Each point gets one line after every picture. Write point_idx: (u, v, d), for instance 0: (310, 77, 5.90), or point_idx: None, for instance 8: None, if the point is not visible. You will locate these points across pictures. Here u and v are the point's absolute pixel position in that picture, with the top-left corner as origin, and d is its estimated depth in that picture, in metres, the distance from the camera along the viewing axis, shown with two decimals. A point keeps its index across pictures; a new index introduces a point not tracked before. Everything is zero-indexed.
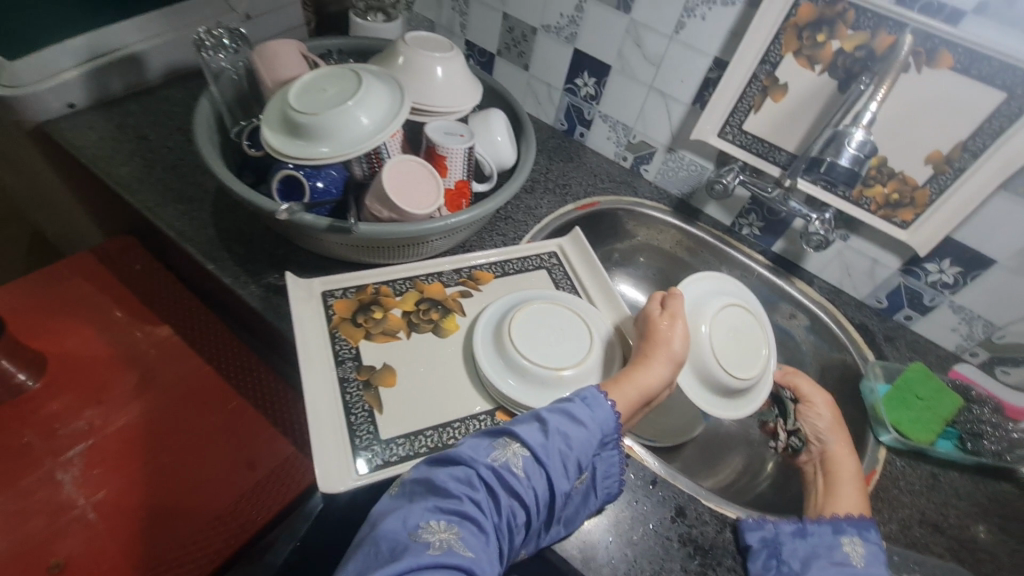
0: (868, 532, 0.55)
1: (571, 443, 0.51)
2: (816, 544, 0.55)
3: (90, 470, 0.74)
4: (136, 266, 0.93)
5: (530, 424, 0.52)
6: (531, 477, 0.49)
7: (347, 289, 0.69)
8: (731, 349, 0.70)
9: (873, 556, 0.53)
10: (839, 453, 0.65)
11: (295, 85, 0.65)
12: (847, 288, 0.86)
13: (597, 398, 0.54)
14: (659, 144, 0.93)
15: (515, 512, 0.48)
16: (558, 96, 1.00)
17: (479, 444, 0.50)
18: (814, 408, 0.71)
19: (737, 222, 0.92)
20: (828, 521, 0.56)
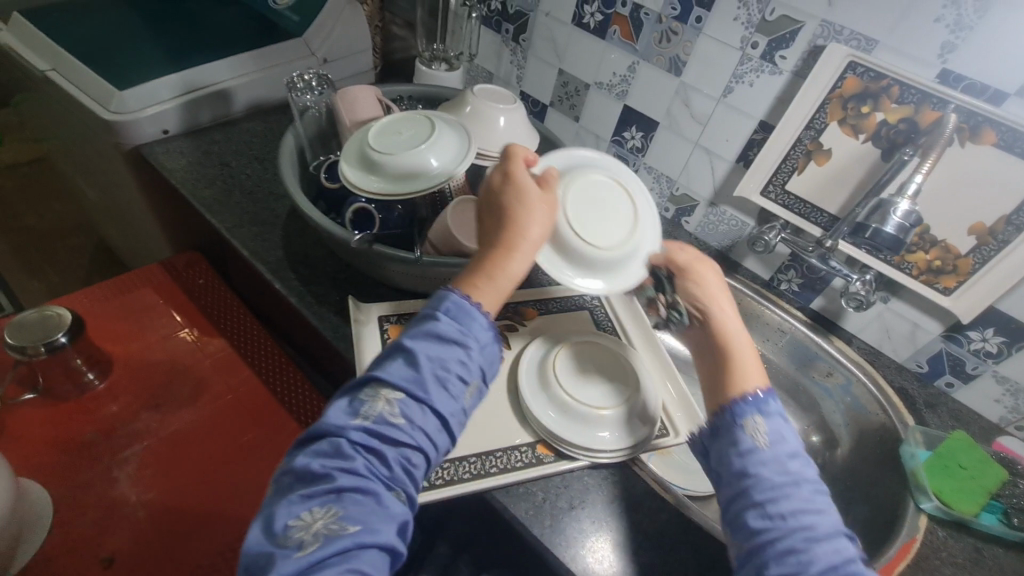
0: (768, 407, 0.53)
1: (445, 366, 0.50)
2: (723, 436, 0.53)
3: (142, 470, 0.78)
4: (201, 281, 0.99)
5: (395, 364, 0.50)
6: (410, 415, 0.48)
7: (401, 315, 0.73)
8: (589, 216, 0.63)
9: (777, 428, 0.52)
10: (719, 324, 0.58)
11: (373, 128, 0.71)
12: (887, 351, 0.87)
13: (461, 307, 0.52)
14: (702, 198, 0.96)
15: (407, 456, 0.48)
16: (605, 146, 1.05)
17: (346, 408, 0.49)
18: (694, 274, 0.61)
19: (776, 277, 0.94)
20: (726, 408, 0.54)
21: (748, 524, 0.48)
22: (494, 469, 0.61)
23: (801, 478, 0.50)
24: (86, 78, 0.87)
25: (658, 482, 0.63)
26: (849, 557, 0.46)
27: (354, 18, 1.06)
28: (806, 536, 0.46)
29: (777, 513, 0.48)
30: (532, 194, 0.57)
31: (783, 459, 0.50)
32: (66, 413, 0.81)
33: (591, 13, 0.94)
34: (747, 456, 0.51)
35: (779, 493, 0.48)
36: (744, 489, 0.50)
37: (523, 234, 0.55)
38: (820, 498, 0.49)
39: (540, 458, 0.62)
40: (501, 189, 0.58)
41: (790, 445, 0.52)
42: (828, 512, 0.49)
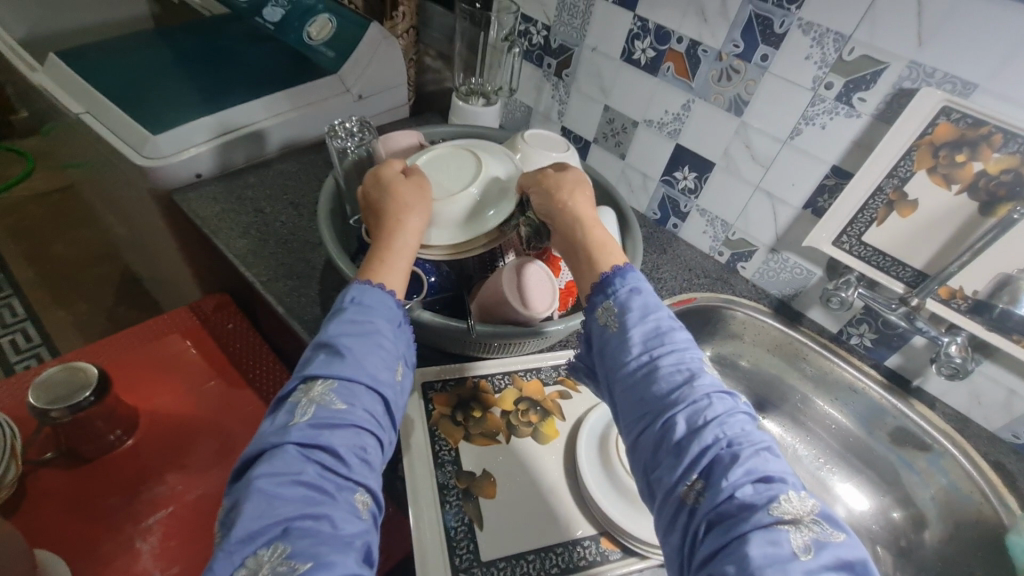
0: (612, 286, 0.54)
1: (369, 343, 0.49)
2: (590, 335, 0.55)
3: (166, 540, 0.73)
4: (229, 326, 0.95)
5: (318, 357, 0.48)
6: (349, 398, 0.45)
7: (446, 381, 0.67)
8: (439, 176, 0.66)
9: (626, 305, 0.53)
10: (566, 215, 0.60)
11: None
12: (976, 417, 0.78)
13: (367, 288, 0.52)
14: (761, 244, 0.89)
15: (357, 445, 0.44)
16: (653, 186, 0.99)
17: (278, 419, 0.45)
18: (541, 183, 0.63)
19: (845, 331, 0.86)
20: (586, 306, 0.56)
21: (623, 422, 0.49)
22: (555, 569, 0.54)
23: (658, 345, 0.50)
24: (120, 123, 0.84)
25: None
26: (719, 419, 0.45)
27: (389, 52, 1.02)
28: (670, 417, 0.46)
29: (638, 399, 0.48)
30: (395, 180, 0.60)
31: (636, 339, 0.51)
32: (89, 475, 0.77)
33: (642, 49, 0.88)
34: (608, 346, 0.52)
35: (640, 378, 0.49)
36: (615, 376, 0.50)
37: (403, 214, 0.57)
38: (683, 366, 0.48)
39: (606, 554, 0.56)
40: (371, 186, 0.61)
41: (648, 323, 0.51)
42: (695, 377, 0.48)
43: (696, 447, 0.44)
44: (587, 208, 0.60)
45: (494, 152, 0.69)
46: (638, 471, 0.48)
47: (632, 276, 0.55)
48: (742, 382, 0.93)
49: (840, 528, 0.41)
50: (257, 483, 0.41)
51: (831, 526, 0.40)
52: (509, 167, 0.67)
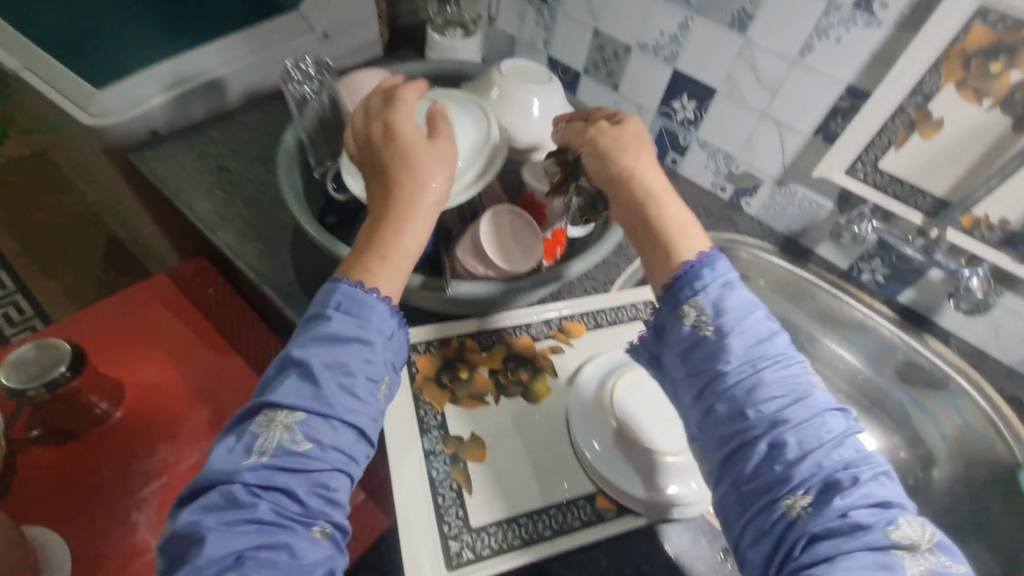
0: (703, 280, 0.50)
1: (348, 365, 0.47)
2: (667, 331, 0.51)
3: (163, 511, 0.73)
4: (210, 291, 0.91)
5: (287, 382, 0.46)
6: (315, 435, 0.44)
7: (430, 343, 0.63)
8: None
9: (722, 306, 0.48)
10: (632, 185, 0.54)
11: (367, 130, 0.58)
12: (993, 352, 0.74)
13: (354, 299, 0.49)
14: (767, 177, 0.83)
15: (321, 481, 0.44)
16: (649, 119, 0.91)
17: (235, 449, 0.44)
18: (603, 137, 0.56)
19: (856, 267, 0.81)
20: (664, 298, 0.52)
21: (710, 428, 0.47)
22: (549, 531, 0.52)
23: (758, 356, 0.47)
24: (60, 77, 0.77)
25: None
26: (835, 440, 0.44)
27: None
28: (779, 433, 0.44)
29: (738, 408, 0.45)
30: (417, 152, 0.52)
31: (734, 345, 0.47)
32: (79, 451, 0.76)
33: None
34: (695, 348, 0.48)
35: (739, 386, 0.46)
36: (708, 382, 0.47)
37: (413, 205, 0.51)
38: (790, 380, 0.46)
39: (601, 514, 0.54)
40: (387, 149, 0.52)
41: (750, 331, 0.48)
42: (806, 395, 0.46)
43: (807, 468, 0.42)
44: (656, 178, 0.55)
45: (470, 103, 0.62)
46: (723, 478, 0.45)
47: (728, 274, 0.50)
48: None
49: (954, 556, 0.40)
50: (209, 519, 0.41)
51: (948, 555, 0.40)
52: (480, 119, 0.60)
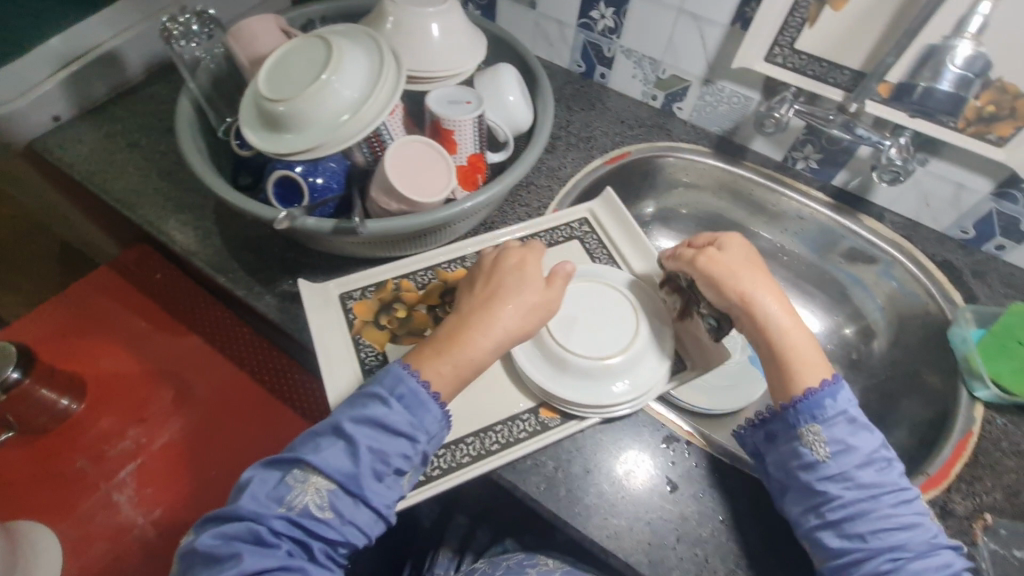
0: (825, 411, 0.51)
1: (390, 459, 0.49)
2: (781, 446, 0.52)
3: (143, 488, 0.76)
4: (156, 275, 0.89)
5: (332, 450, 0.49)
6: (339, 507, 0.48)
7: (366, 289, 0.64)
8: (291, 73, 0.55)
9: (841, 437, 0.50)
10: (756, 315, 0.56)
11: (258, 89, 0.55)
12: (926, 221, 0.76)
13: (415, 396, 0.51)
14: (693, 77, 0.81)
15: (335, 545, 0.48)
16: (572, 34, 0.87)
17: (265, 492, 0.48)
18: (716, 261, 0.58)
19: (790, 157, 0.81)
20: (781, 418, 0.53)
21: (825, 539, 0.48)
22: (496, 445, 0.54)
23: (878, 489, 0.49)
24: None
25: (683, 427, 0.57)
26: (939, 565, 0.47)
27: None
28: (896, 555, 0.47)
29: (858, 530, 0.48)
30: (532, 283, 0.56)
31: (855, 472, 0.49)
32: (51, 444, 0.78)
33: None
34: (813, 471, 0.50)
35: (856, 511, 0.48)
36: (820, 506, 0.49)
37: (503, 324, 0.54)
38: (906, 507, 0.49)
39: (545, 423, 0.56)
40: (507, 271, 0.57)
41: (865, 458, 0.50)
42: (920, 526, 0.48)
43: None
44: (782, 315, 0.56)
45: (361, 33, 0.58)
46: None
47: (851, 410, 0.52)
48: (691, 231, 0.89)
49: None
50: (233, 546, 0.46)
51: None
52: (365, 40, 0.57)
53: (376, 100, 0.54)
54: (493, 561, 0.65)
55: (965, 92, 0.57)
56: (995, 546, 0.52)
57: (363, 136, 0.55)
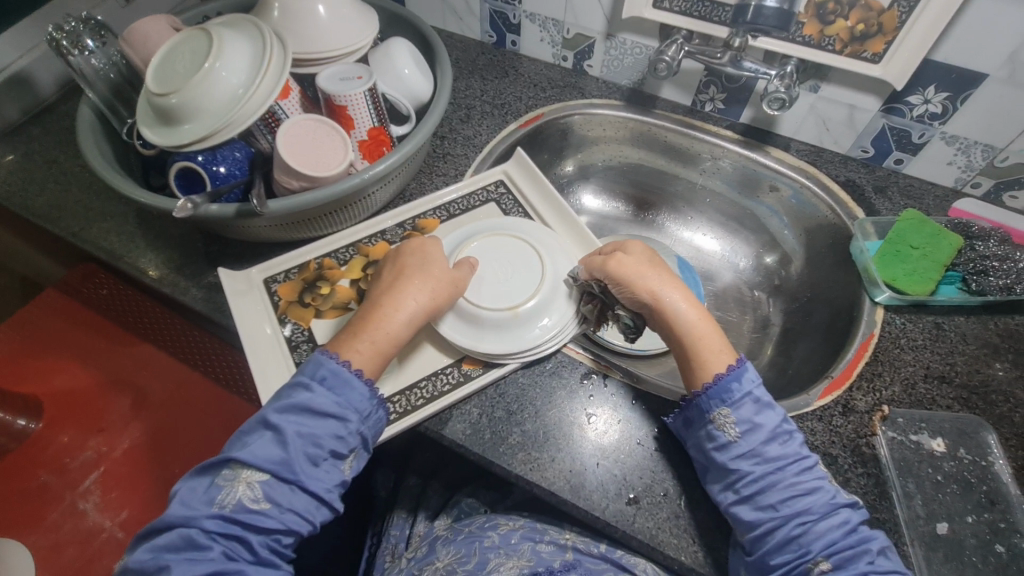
0: (732, 395, 0.51)
1: (319, 441, 0.49)
2: (697, 431, 0.52)
3: (108, 494, 0.79)
4: (102, 292, 0.89)
5: (259, 443, 0.49)
6: (275, 497, 0.48)
7: (289, 271, 0.66)
8: (178, 69, 0.57)
9: (748, 417, 0.50)
10: (661, 309, 0.57)
11: (150, 91, 0.56)
12: (829, 145, 0.79)
13: (337, 376, 0.51)
14: (595, 33, 0.83)
15: (276, 537, 0.47)
16: (476, 5, 0.88)
17: (196, 497, 0.48)
18: (619, 262, 0.58)
19: (698, 100, 0.83)
20: (693, 405, 0.52)
21: (740, 512, 0.49)
22: (421, 400, 0.57)
23: (783, 459, 0.49)
24: None
25: (600, 361, 0.60)
26: (843, 521, 0.47)
27: None
28: (803, 519, 0.47)
29: (769, 502, 0.48)
30: (438, 263, 0.59)
31: (764, 449, 0.49)
32: (12, 463, 0.80)
33: None
34: (725, 451, 0.50)
35: (766, 482, 0.49)
36: (729, 481, 0.49)
37: (414, 297, 0.55)
38: (809, 473, 0.49)
39: (467, 374, 0.59)
40: (410, 253, 0.59)
41: (770, 428, 0.50)
42: (824, 489, 0.49)
43: (822, 546, 0.46)
44: (691, 313, 0.56)
45: (246, 23, 0.60)
46: (754, 552, 0.47)
47: (758, 389, 0.52)
48: (617, 185, 0.92)
49: None
50: (163, 557, 0.45)
51: None
52: (242, 26, 0.60)
53: (268, 74, 0.57)
54: (449, 524, 0.68)
55: (788, 5, 0.61)
56: (892, 433, 0.55)
57: (253, 120, 0.57)
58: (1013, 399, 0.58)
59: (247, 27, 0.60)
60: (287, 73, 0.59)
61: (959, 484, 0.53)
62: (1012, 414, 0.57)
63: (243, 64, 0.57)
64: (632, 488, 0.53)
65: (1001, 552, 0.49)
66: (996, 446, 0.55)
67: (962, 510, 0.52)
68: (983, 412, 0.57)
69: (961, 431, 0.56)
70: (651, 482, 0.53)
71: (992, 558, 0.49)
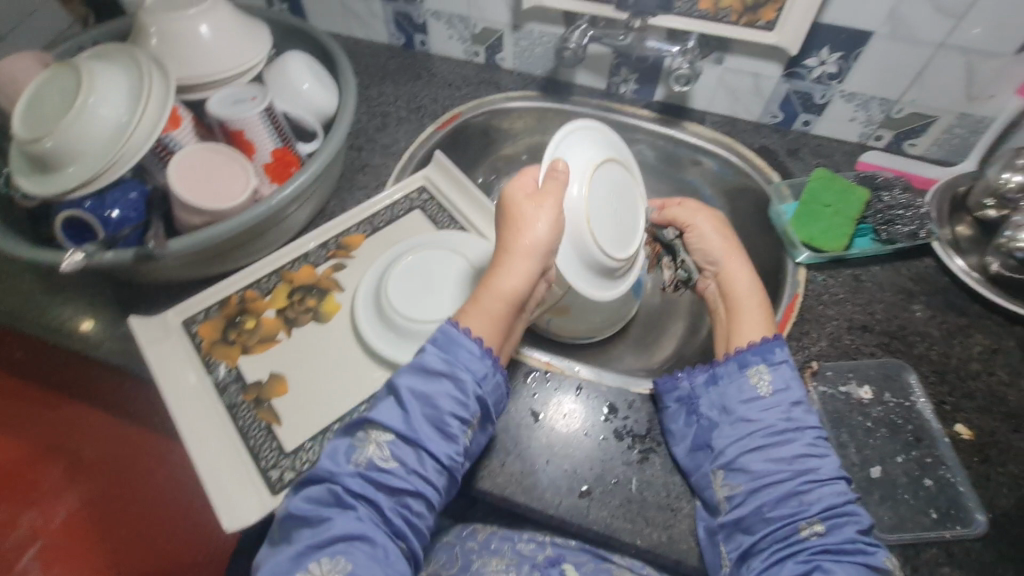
0: (774, 355, 0.54)
1: (437, 405, 0.48)
2: (727, 385, 0.54)
3: (49, 569, 0.77)
4: (15, 353, 0.84)
5: (385, 405, 0.49)
6: (402, 457, 0.47)
7: (209, 309, 0.63)
8: (48, 113, 0.53)
9: (784, 378, 0.53)
10: (730, 261, 0.63)
11: (20, 142, 0.52)
12: (741, 114, 0.80)
13: (447, 334, 0.49)
14: (502, 26, 0.82)
15: (404, 502, 0.47)
16: (379, 8, 0.86)
17: (339, 451, 0.48)
18: (701, 224, 0.67)
19: (612, 83, 0.83)
20: (733, 358, 0.54)
21: (743, 461, 0.50)
22: None
23: (803, 423, 0.51)
24: None
25: (540, 358, 0.60)
26: (839, 488, 0.49)
27: None
28: (810, 479, 0.48)
29: (781, 456, 0.49)
30: (525, 198, 0.51)
31: (791, 409, 0.52)
32: None
33: None
34: (754, 402, 0.52)
35: (783, 438, 0.50)
36: (749, 434, 0.51)
37: (529, 247, 0.50)
38: (823, 441, 0.51)
39: None
40: (517, 194, 0.51)
41: (796, 391, 0.52)
42: (828, 455, 0.50)
43: (821, 508, 0.47)
44: (751, 280, 0.62)
45: (118, 51, 0.56)
46: (748, 504, 0.49)
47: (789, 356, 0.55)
48: None
49: None
50: None
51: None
52: (110, 55, 0.56)
53: (152, 96, 0.54)
54: None
55: None
56: (823, 387, 0.58)
57: (147, 148, 0.53)
58: (929, 338, 0.61)
59: (117, 55, 0.56)
60: (171, 103, 0.55)
61: (888, 427, 0.55)
62: (929, 352, 0.60)
63: (121, 92, 0.53)
64: (584, 480, 0.53)
65: (930, 485, 0.52)
66: (917, 386, 0.58)
67: (893, 451, 0.54)
68: (904, 355, 0.60)
69: (886, 375, 0.58)
70: (602, 472, 0.54)
71: (923, 492, 0.52)
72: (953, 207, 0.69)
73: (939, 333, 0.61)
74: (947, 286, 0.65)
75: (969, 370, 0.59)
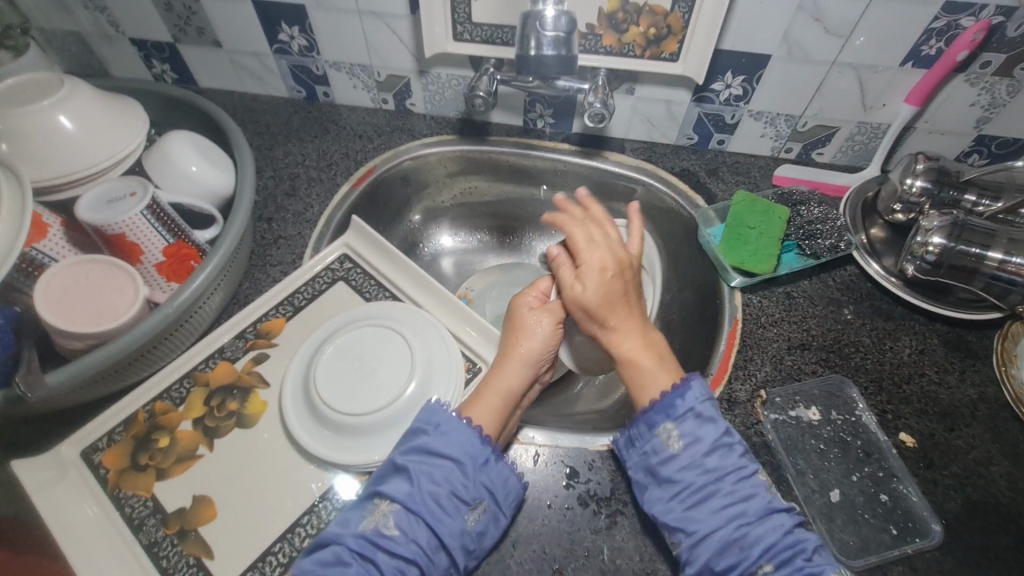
0: (675, 408, 0.50)
1: (442, 476, 0.46)
2: (641, 446, 0.50)
3: None
4: None
5: (395, 475, 0.47)
6: (405, 525, 0.45)
7: (113, 432, 0.55)
8: None
9: (692, 430, 0.49)
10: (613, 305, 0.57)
11: None
12: (658, 138, 0.81)
13: (450, 420, 0.49)
14: (407, 72, 0.78)
15: (400, 567, 0.43)
16: (273, 62, 0.79)
17: (350, 516, 0.46)
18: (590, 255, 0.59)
19: (528, 119, 0.81)
20: (641, 420, 0.51)
21: (681, 520, 0.47)
22: (308, 540, 0.51)
23: (720, 469, 0.48)
24: None
25: None
26: (775, 525, 0.46)
27: None
28: (744, 523, 0.46)
29: (711, 509, 0.47)
30: (530, 315, 0.57)
31: (706, 460, 0.48)
32: None
33: None
34: (668, 463, 0.48)
35: (706, 493, 0.47)
36: (675, 494, 0.48)
37: (526, 357, 0.55)
38: (747, 480, 0.48)
39: (354, 491, 0.53)
40: (524, 307, 0.59)
41: (708, 437, 0.49)
42: (754, 492, 0.47)
43: (762, 548, 0.45)
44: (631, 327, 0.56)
45: None
46: (695, 565, 0.46)
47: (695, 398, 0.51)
48: (473, 218, 0.89)
49: None
50: None
51: None
52: None
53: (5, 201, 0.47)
54: None
55: (567, 50, 0.58)
56: (774, 415, 0.58)
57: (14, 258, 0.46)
58: (862, 348, 0.63)
59: None
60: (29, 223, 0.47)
61: (839, 446, 0.56)
62: (865, 362, 0.62)
63: None
64: (554, 559, 0.51)
65: (886, 501, 0.53)
66: (859, 399, 0.59)
67: (848, 471, 0.55)
68: (843, 368, 0.61)
69: (829, 393, 0.59)
70: (572, 546, 0.51)
71: (880, 509, 0.53)
72: (864, 212, 0.72)
73: (870, 341, 0.63)
74: (871, 291, 0.67)
75: (903, 375, 0.61)
